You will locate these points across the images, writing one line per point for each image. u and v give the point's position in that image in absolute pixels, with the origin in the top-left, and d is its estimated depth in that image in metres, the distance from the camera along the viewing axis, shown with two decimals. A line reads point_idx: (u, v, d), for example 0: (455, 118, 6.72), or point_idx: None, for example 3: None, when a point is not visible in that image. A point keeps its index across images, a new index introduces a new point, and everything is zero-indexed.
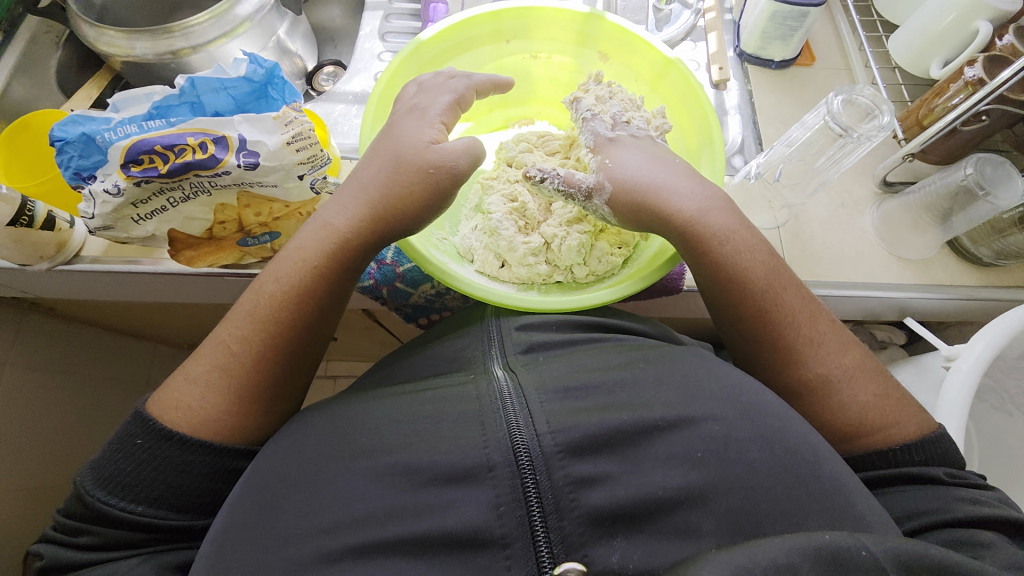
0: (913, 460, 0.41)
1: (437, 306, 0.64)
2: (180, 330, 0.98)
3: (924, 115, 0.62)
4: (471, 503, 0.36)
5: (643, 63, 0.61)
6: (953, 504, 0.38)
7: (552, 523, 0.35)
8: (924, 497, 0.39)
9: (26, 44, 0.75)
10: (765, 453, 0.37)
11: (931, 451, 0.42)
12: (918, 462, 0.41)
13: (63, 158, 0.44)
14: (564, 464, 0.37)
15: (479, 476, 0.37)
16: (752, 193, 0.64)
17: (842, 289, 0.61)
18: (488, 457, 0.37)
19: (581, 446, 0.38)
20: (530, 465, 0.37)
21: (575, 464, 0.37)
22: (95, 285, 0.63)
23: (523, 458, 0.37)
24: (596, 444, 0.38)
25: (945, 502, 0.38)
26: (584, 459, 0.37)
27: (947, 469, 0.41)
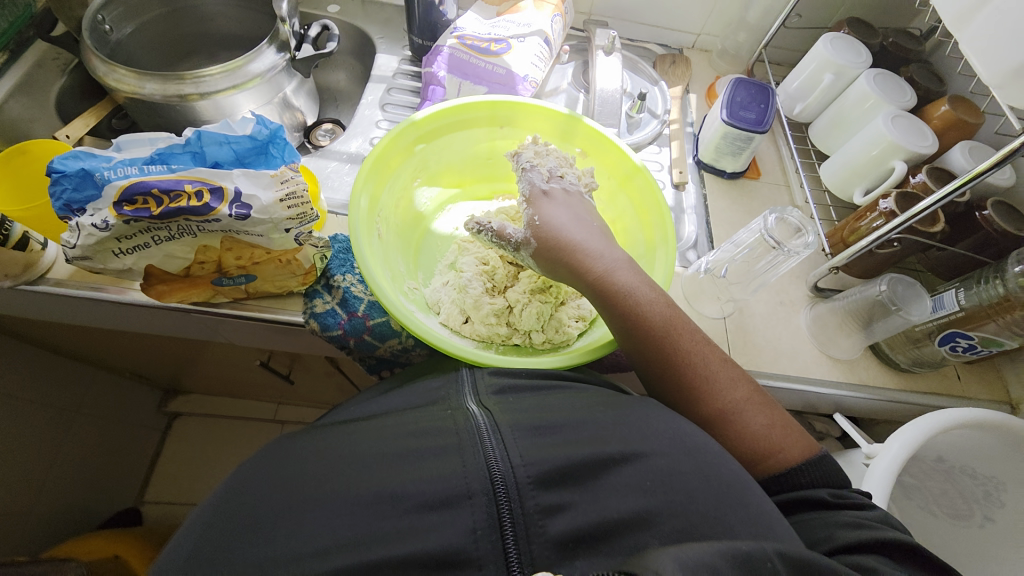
0: (801, 483, 0.44)
1: (401, 361, 0.66)
2: (129, 364, 0.96)
3: (848, 234, 0.71)
4: (450, 528, 0.36)
5: (616, 164, 0.69)
6: (836, 531, 0.39)
7: (522, 547, 0.35)
8: (817, 525, 0.41)
9: (30, 67, 0.79)
10: (707, 485, 0.38)
11: (815, 472, 0.44)
12: (806, 485, 0.44)
13: (56, 189, 0.45)
14: (535, 493, 0.37)
15: (457, 503, 0.37)
16: (701, 284, 0.72)
17: (780, 381, 0.66)
18: (467, 485, 0.38)
19: (551, 476, 0.38)
20: (505, 494, 0.37)
21: (544, 494, 0.37)
22: (51, 306, 0.62)
23: (499, 487, 0.38)
24: (564, 475, 0.38)
25: (832, 529, 0.40)
26: (552, 489, 0.38)
27: (831, 490, 0.43)
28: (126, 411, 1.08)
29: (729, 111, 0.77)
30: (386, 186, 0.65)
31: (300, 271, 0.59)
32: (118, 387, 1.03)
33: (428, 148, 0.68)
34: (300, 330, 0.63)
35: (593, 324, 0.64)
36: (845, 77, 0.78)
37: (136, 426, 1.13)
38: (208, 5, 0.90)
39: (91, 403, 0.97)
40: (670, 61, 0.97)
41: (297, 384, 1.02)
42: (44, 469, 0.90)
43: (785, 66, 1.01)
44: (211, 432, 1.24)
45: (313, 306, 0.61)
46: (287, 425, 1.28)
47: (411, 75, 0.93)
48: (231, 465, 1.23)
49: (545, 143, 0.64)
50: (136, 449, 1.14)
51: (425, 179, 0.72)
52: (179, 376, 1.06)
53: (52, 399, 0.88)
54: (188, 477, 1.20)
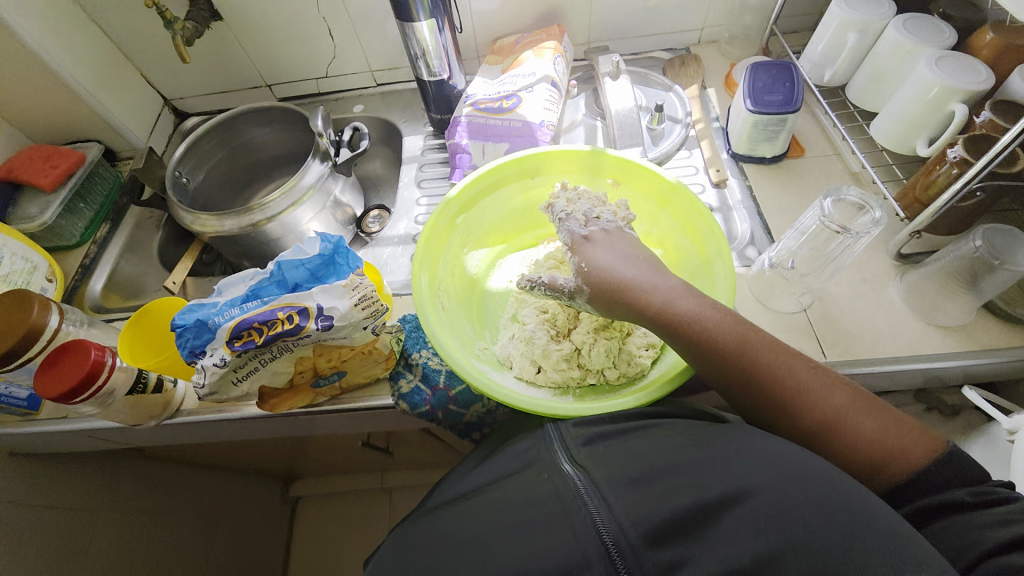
0: (932, 486, 0.41)
1: (489, 420, 0.69)
2: (256, 464, 1.07)
3: (922, 191, 0.65)
4: None
5: (650, 185, 0.69)
6: (982, 534, 0.37)
7: None
8: (960, 531, 0.38)
9: (132, 230, 0.94)
10: (829, 516, 0.36)
11: (946, 471, 0.41)
12: (938, 488, 0.41)
13: (182, 341, 0.54)
14: (649, 553, 0.38)
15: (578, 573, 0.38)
16: (770, 281, 0.69)
17: (886, 365, 0.61)
18: (583, 554, 0.39)
19: (661, 532, 0.38)
20: (620, 558, 0.38)
21: (658, 552, 0.38)
22: (188, 432, 0.71)
23: (613, 551, 0.39)
24: (674, 529, 0.38)
25: (976, 533, 0.37)
26: (665, 546, 0.38)
27: (968, 489, 0.40)
28: (260, 504, 1.20)
29: (754, 99, 0.74)
30: (440, 261, 0.69)
31: (382, 357, 0.64)
32: (250, 486, 1.15)
33: (470, 216, 0.73)
34: (393, 412, 0.68)
35: (664, 350, 0.63)
36: (870, 32, 0.74)
37: (268, 516, 1.24)
38: (257, 137, 1.04)
39: (229, 505, 1.09)
40: (679, 63, 0.96)
41: (396, 452, 1.08)
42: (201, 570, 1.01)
43: (802, 32, 0.96)
44: (332, 508, 1.34)
45: (399, 387, 0.66)
46: (394, 490, 1.35)
47: (437, 149, 1.00)
48: (353, 536, 1.31)
49: (575, 187, 0.66)
50: (271, 536, 1.25)
51: (472, 244, 0.76)
52: (294, 465, 1.16)
53: (196, 506, 1.00)
54: (322, 555, 1.30)
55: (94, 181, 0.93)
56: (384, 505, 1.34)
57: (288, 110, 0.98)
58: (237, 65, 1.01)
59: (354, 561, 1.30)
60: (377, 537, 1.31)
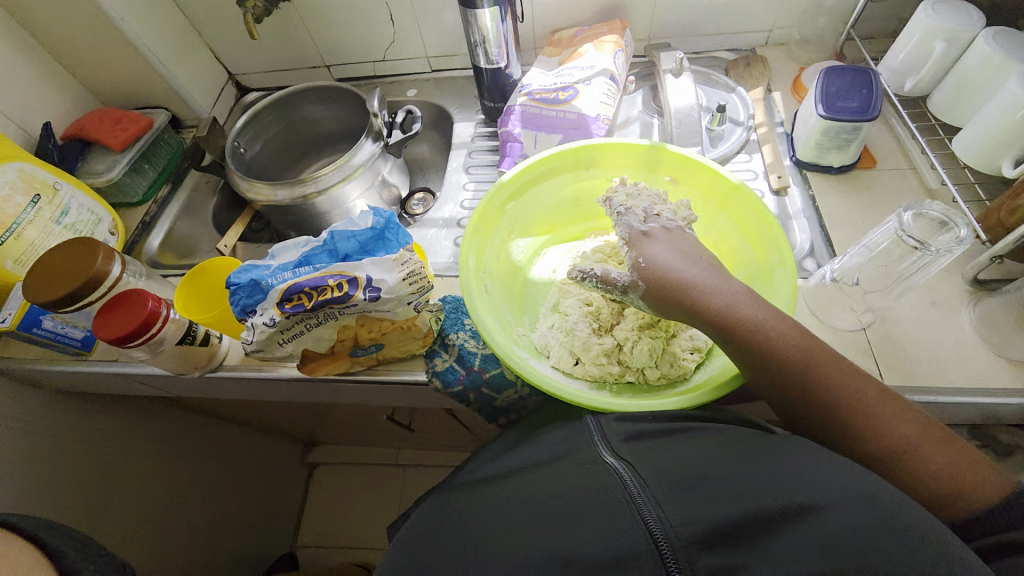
0: (998, 528, 0.37)
1: (518, 407, 0.68)
2: (282, 427, 1.10)
3: (1005, 215, 0.60)
4: None
5: (711, 185, 0.67)
6: None
7: None
8: None
9: (189, 193, 0.99)
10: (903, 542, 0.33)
11: (1018, 517, 0.37)
12: (1002, 530, 0.37)
13: (235, 298, 0.56)
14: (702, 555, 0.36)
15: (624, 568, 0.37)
16: (828, 294, 0.65)
17: (950, 395, 0.57)
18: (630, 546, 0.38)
19: (711, 536, 0.37)
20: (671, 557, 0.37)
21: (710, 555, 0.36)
22: (228, 387, 0.74)
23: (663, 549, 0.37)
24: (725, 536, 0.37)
25: None
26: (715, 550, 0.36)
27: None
28: (276, 464, 1.24)
29: (826, 105, 0.71)
30: (488, 244, 0.69)
31: (420, 334, 0.64)
32: (268, 445, 1.18)
33: (522, 202, 0.72)
34: (426, 390, 0.69)
35: (710, 355, 0.61)
36: (959, 41, 0.69)
37: (284, 477, 1.28)
38: (314, 114, 1.07)
39: (245, 462, 1.12)
40: (744, 64, 0.93)
41: (417, 431, 1.10)
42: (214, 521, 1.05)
43: (881, 38, 0.91)
44: (347, 480, 1.37)
45: (434, 365, 0.66)
46: (409, 469, 1.37)
47: (488, 136, 1.00)
48: (365, 509, 1.34)
49: (633, 183, 0.65)
50: (286, 498, 1.29)
51: (520, 231, 0.75)
52: (315, 432, 1.19)
53: (216, 459, 1.04)
54: (331, 521, 1.33)
55: (160, 145, 0.98)
56: (398, 483, 1.35)
57: (344, 89, 0.99)
58: (299, 43, 1.03)
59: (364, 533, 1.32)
60: (388, 512, 1.32)
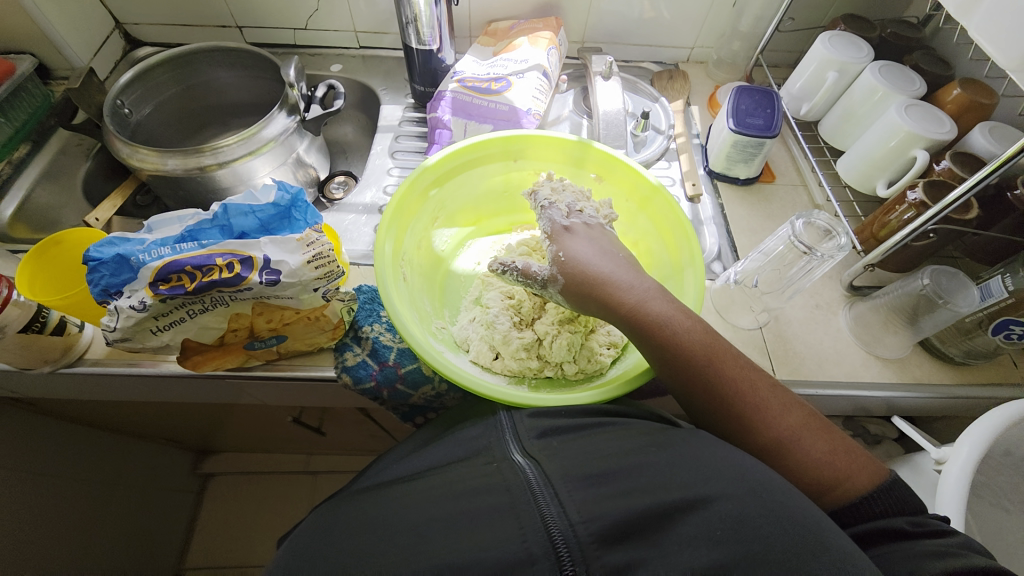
0: (875, 513, 0.41)
1: (435, 405, 0.65)
2: (173, 431, 0.96)
3: (878, 229, 0.69)
4: None
5: (633, 185, 0.69)
6: (920, 561, 0.36)
7: None
8: (901, 556, 0.37)
9: (54, 155, 0.83)
10: (785, 529, 0.35)
11: (887, 500, 0.41)
12: (880, 514, 0.41)
13: (94, 276, 0.47)
14: (599, 554, 0.36)
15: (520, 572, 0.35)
16: (732, 295, 0.70)
17: (829, 389, 0.63)
18: (528, 550, 0.36)
19: (614, 533, 0.36)
20: (569, 558, 0.35)
21: (609, 553, 0.35)
22: (90, 386, 0.63)
23: (561, 550, 0.36)
24: (627, 531, 0.36)
25: (915, 560, 0.36)
26: (617, 547, 0.36)
27: (908, 518, 0.40)
28: (164, 477, 1.09)
29: (736, 119, 0.76)
30: (408, 230, 0.65)
31: (329, 326, 0.59)
32: (155, 454, 1.03)
33: (447, 189, 0.69)
34: (334, 386, 0.63)
35: (625, 350, 0.62)
36: (848, 73, 0.78)
37: (172, 490, 1.13)
38: (219, 79, 0.95)
39: (131, 473, 0.98)
40: (667, 77, 0.98)
41: (329, 434, 1.02)
42: (87, 547, 0.89)
43: (783, 68, 1.01)
44: (248, 489, 1.24)
45: (344, 360, 0.61)
46: (320, 474, 1.27)
47: (416, 122, 0.95)
48: (268, 520, 1.22)
49: (560, 179, 0.65)
50: (175, 513, 1.14)
51: (445, 219, 0.72)
52: (210, 437, 1.06)
53: (93, 472, 0.89)
54: (230, 537, 1.21)
55: (19, 96, 0.80)
56: (307, 489, 1.26)
57: (256, 54, 0.89)
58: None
59: (265, 548, 1.20)
60: (294, 523, 1.22)
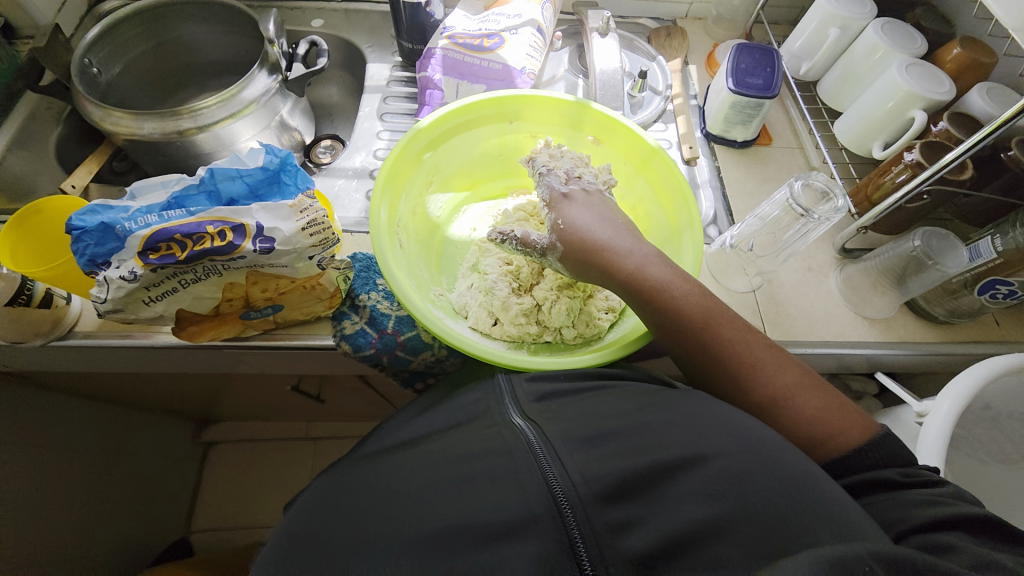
0: (866, 464, 0.43)
1: (435, 370, 0.66)
2: (172, 400, 0.96)
3: (873, 191, 0.69)
4: (518, 557, 0.34)
5: (632, 148, 0.67)
6: (911, 510, 0.38)
7: (598, 569, 0.34)
8: (890, 506, 0.39)
9: (24, 120, 0.78)
10: (779, 484, 0.36)
11: (878, 453, 0.43)
12: (871, 466, 0.43)
13: (79, 246, 0.45)
14: (602, 511, 0.37)
15: (521, 530, 0.36)
16: (727, 259, 0.71)
17: (819, 348, 0.65)
18: (530, 509, 0.37)
19: (614, 492, 0.38)
20: (571, 515, 0.37)
21: (610, 510, 0.37)
22: (84, 359, 0.62)
23: (565, 508, 0.37)
24: (627, 488, 0.38)
25: (905, 510, 0.38)
26: (617, 504, 0.37)
27: (899, 470, 0.42)
28: (166, 446, 1.10)
29: (735, 79, 0.74)
30: (402, 195, 0.64)
31: (325, 295, 0.58)
32: (154, 424, 1.03)
33: (441, 152, 0.67)
34: (332, 354, 0.63)
35: (623, 315, 0.63)
36: (850, 30, 0.76)
37: (176, 458, 1.14)
38: (192, 35, 0.89)
39: (133, 444, 0.98)
40: (665, 34, 0.94)
41: (328, 401, 1.03)
42: (91, 518, 0.90)
43: (784, 24, 0.98)
44: (249, 456, 1.26)
45: (342, 328, 0.61)
46: (320, 440, 1.30)
47: (405, 82, 0.91)
48: (271, 485, 1.25)
49: (558, 146, 0.64)
50: (179, 481, 1.16)
51: (439, 184, 0.71)
52: (210, 406, 1.06)
53: (97, 443, 0.89)
54: (234, 500, 1.23)
55: None
56: (307, 455, 1.28)
57: (233, 7, 0.84)
58: None
59: (269, 510, 1.23)
60: (296, 487, 1.25)
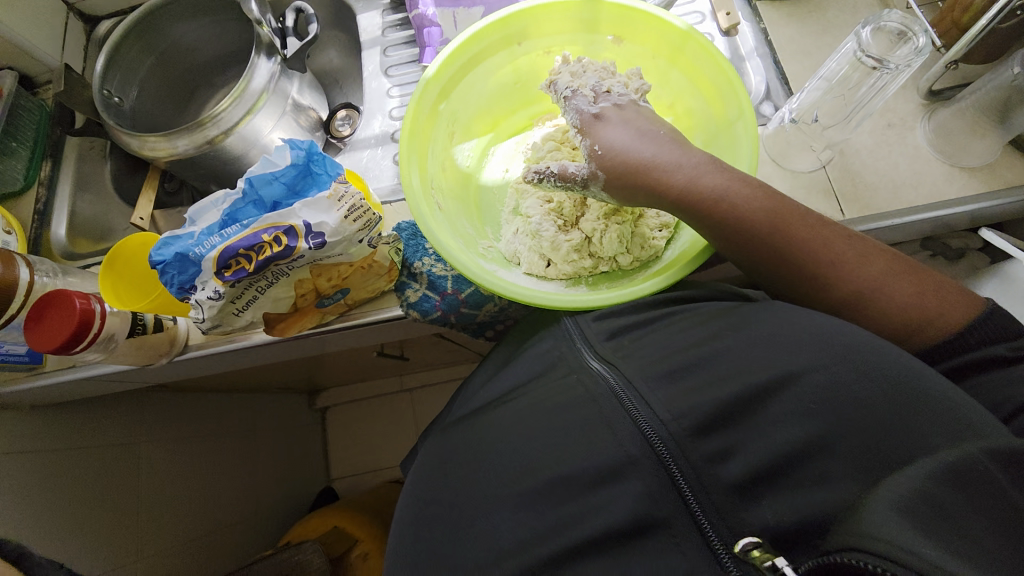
0: (972, 344, 0.40)
1: (500, 318, 0.69)
2: (282, 381, 1.09)
3: (961, 14, 0.57)
4: (624, 497, 0.39)
5: (660, 38, 0.60)
6: (1022, 388, 0.37)
7: (701, 497, 0.37)
8: (998, 384, 0.38)
9: (77, 165, 0.84)
10: (880, 392, 0.35)
11: (986, 329, 0.40)
12: (977, 344, 0.40)
13: (167, 278, 0.50)
14: (696, 445, 0.39)
15: (625, 472, 0.40)
16: (788, 138, 0.63)
17: (908, 215, 0.58)
18: (626, 453, 0.40)
19: (705, 424, 0.39)
20: (666, 452, 0.39)
21: (704, 443, 0.39)
22: (204, 366, 0.71)
23: (659, 449, 0.39)
24: (717, 419, 0.39)
25: (1017, 389, 0.37)
26: (711, 435, 0.39)
27: (1007, 343, 0.39)
28: (288, 417, 1.26)
29: None
30: (428, 154, 0.62)
31: (383, 270, 0.61)
32: (272, 402, 1.18)
33: (455, 98, 0.64)
34: (404, 323, 0.67)
35: (678, 229, 0.60)
36: None
37: (300, 426, 1.32)
38: (185, 36, 0.88)
39: (263, 423, 1.14)
40: None
41: (411, 357, 1.12)
42: (253, 483, 1.09)
43: None
44: (360, 413, 1.43)
45: (407, 297, 0.64)
46: (414, 389, 1.43)
47: (399, 25, 0.85)
48: (383, 433, 1.42)
49: (578, 59, 0.58)
50: (309, 443, 1.35)
51: (462, 132, 0.68)
52: (313, 379, 1.19)
53: (234, 427, 1.04)
54: (357, 449, 1.42)
55: (17, 114, 0.80)
56: (407, 403, 1.43)
57: None
58: None
59: (387, 453, 1.41)
60: (405, 431, 1.42)
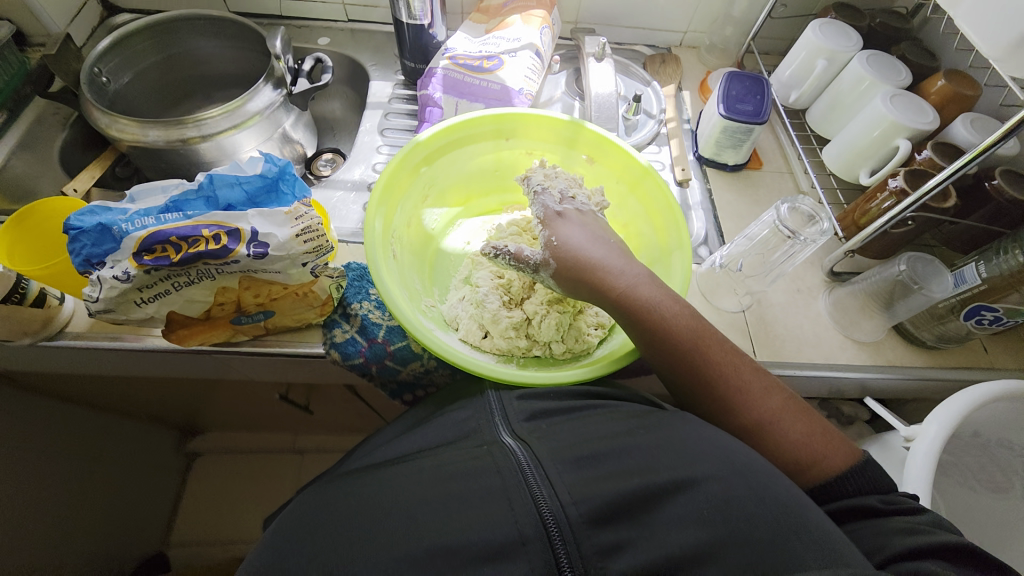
0: (848, 491, 0.43)
1: (423, 383, 0.65)
2: (161, 407, 0.95)
3: (860, 216, 0.70)
4: None
5: (624, 168, 0.69)
6: (893, 539, 0.38)
7: None
8: (872, 533, 0.40)
9: (31, 124, 0.79)
10: (767, 511, 0.36)
11: (861, 480, 0.43)
12: (853, 493, 0.43)
13: (75, 246, 0.46)
14: (591, 534, 0.37)
15: (512, 552, 0.36)
16: (717, 279, 0.71)
17: (806, 370, 0.65)
18: (520, 532, 0.37)
19: (603, 514, 0.37)
20: (560, 537, 0.37)
21: (599, 533, 0.37)
22: (73, 360, 0.62)
23: (553, 532, 0.37)
24: (616, 511, 0.38)
25: (886, 538, 0.39)
26: (606, 527, 0.37)
27: (881, 496, 0.42)
28: (147, 455, 1.08)
29: (726, 106, 0.77)
30: (398, 206, 0.65)
31: (317, 302, 0.58)
32: (137, 432, 1.01)
33: (438, 166, 0.69)
34: (322, 363, 0.63)
35: (612, 331, 0.63)
36: (836, 62, 0.79)
37: (156, 469, 1.12)
38: (202, 48, 0.92)
39: (113, 453, 0.96)
40: (659, 61, 0.98)
41: (316, 413, 1.02)
42: (62, 527, 0.87)
43: (774, 55, 1.01)
44: (236, 468, 1.25)
45: (332, 336, 0.61)
46: (307, 453, 1.28)
47: (406, 99, 0.94)
48: (255, 499, 1.23)
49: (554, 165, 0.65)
50: (158, 492, 1.14)
51: (435, 197, 0.72)
52: (196, 415, 1.05)
53: (76, 448, 0.88)
54: (216, 513, 1.21)
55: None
56: (293, 469, 1.26)
57: (241, 24, 0.86)
58: None
59: (250, 524, 1.21)
60: (281, 501, 1.23)
